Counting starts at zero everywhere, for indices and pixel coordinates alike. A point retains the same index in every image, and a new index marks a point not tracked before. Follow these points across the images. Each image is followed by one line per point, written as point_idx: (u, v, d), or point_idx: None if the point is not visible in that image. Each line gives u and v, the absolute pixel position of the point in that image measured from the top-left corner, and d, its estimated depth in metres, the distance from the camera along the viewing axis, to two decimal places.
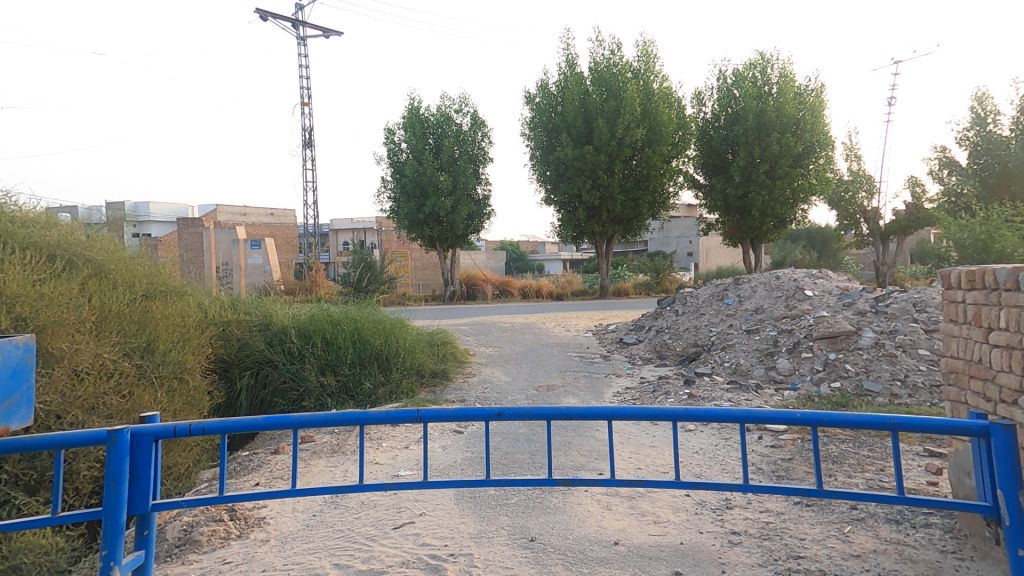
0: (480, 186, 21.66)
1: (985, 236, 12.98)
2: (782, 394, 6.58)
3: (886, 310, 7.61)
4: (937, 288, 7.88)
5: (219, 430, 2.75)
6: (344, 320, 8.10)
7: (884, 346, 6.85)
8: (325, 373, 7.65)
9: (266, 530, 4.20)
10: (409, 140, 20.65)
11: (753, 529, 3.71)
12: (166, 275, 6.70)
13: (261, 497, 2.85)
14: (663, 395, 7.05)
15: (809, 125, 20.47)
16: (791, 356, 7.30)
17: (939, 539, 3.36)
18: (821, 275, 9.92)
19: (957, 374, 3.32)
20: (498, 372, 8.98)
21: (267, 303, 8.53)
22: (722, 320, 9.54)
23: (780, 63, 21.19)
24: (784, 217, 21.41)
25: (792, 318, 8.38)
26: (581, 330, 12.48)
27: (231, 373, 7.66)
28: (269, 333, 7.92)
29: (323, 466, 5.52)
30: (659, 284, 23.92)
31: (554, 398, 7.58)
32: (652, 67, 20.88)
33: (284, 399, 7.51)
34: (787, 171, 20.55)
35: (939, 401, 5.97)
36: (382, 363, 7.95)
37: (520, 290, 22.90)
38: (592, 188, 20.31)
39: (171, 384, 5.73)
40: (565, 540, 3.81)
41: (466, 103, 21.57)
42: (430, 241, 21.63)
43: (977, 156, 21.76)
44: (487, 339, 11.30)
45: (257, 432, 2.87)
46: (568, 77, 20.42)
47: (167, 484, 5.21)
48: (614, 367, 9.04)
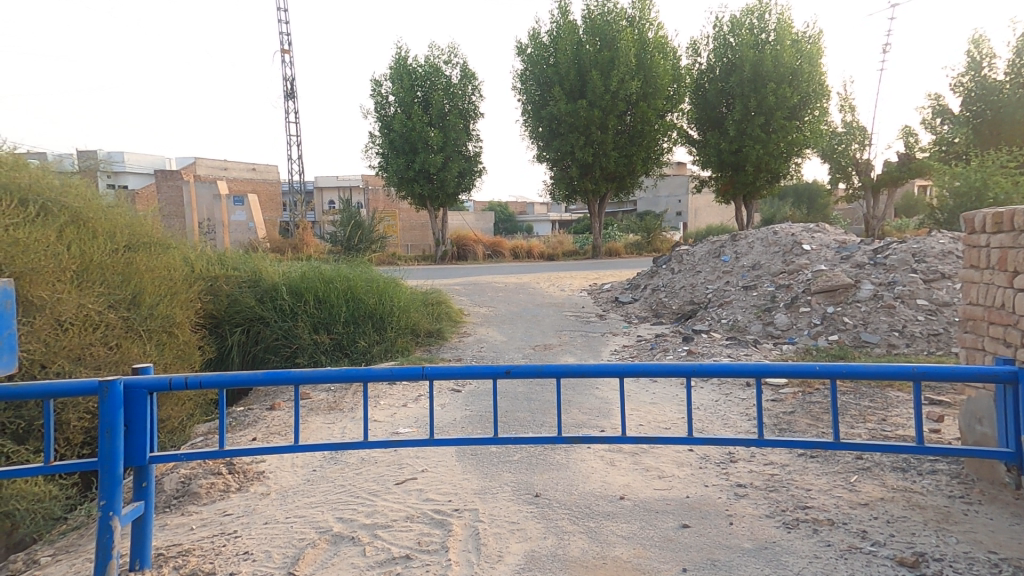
0: (470, 142, 21.05)
1: (979, 182, 12.99)
2: (781, 349, 6.59)
3: (884, 262, 7.58)
4: (936, 238, 7.82)
5: (216, 384, 2.63)
6: (335, 278, 7.90)
7: (883, 298, 6.83)
8: (318, 332, 7.50)
9: (266, 484, 4.14)
10: (396, 92, 19.84)
11: (758, 481, 3.72)
12: (150, 226, 6.42)
13: (262, 452, 2.75)
14: (662, 352, 7.04)
15: (806, 75, 20.00)
16: (789, 311, 7.30)
17: (947, 486, 3.39)
18: (818, 229, 9.82)
19: (975, 322, 3.26)
20: (494, 331, 8.90)
21: (257, 260, 8.32)
22: (719, 278, 9.49)
23: (779, 10, 20.47)
24: (778, 172, 21.12)
25: (789, 273, 8.33)
26: (575, 290, 12.39)
27: (221, 330, 7.47)
28: (258, 289, 7.72)
29: (321, 423, 5.44)
30: (651, 243, 23.88)
31: (551, 356, 7.55)
32: (648, 13, 20.05)
33: (276, 356, 7.38)
34: (782, 125, 20.15)
35: (937, 351, 6.01)
36: (376, 322, 7.81)
37: (511, 251, 22.65)
38: (585, 144, 19.85)
39: (160, 337, 5.53)
40: (571, 495, 3.79)
41: (455, 52, 20.59)
42: (420, 199, 21.16)
43: (971, 104, 21.59)
44: (481, 299, 11.17)
45: (256, 386, 2.77)
46: (561, 25, 19.57)
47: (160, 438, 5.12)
48: (611, 326, 9.01)
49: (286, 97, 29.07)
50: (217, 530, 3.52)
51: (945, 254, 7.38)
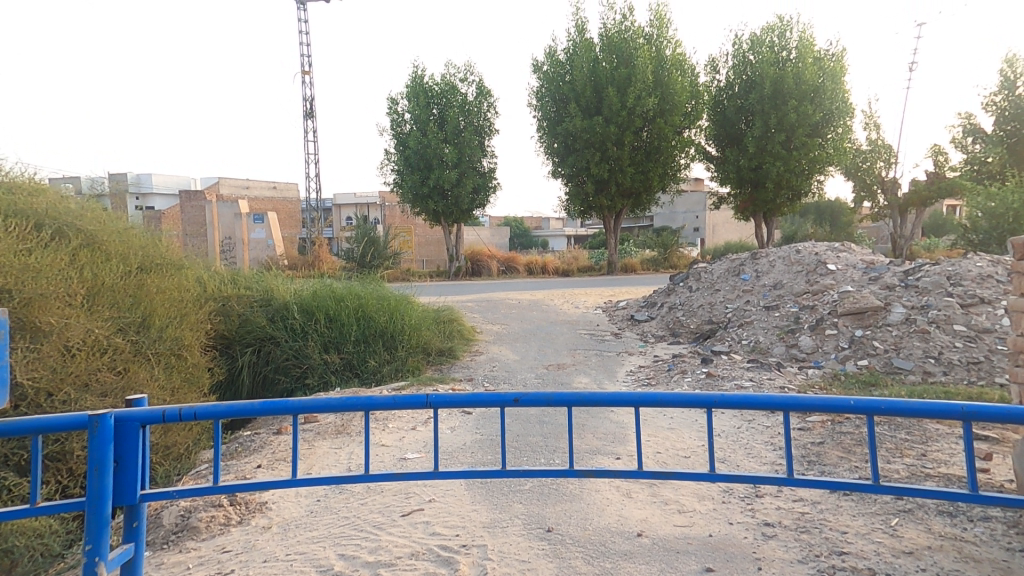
0: (486, 158, 21.13)
1: (1017, 204, 12.56)
2: (807, 373, 6.30)
3: (916, 285, 7.26)
4: (972, 260, 7.48)
5: (211, 416, 2.50)
6: (347, 296, 7.83)
7: (916, 323, 6.51)
8: (328, 351, 7.41)
9: (268, 516, 3.99)
10: (412, 110, 20.02)
11: (788, 520, 3.46)
12: (164, 248, 6.42)
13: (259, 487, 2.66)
14: (680, 374, 6.78)
15: (828, 92, 19.72)
16: (814, 334, 7.01)
17: (1003, 535, 3.09)
18: (844, 248, 9.51)
19: None
20: (507, 350, 8.72)
21: (269, 279, 8.31)
22: (739, 296, 9.21)
23: (800, 27, 20.28)
24: (799, 189, 20.75)
25: (813, 293, 8.04)
26: (590, 307, 12.18)
27: (232, 350, 7.42)
28: (270, 309, 7.69)
29: (328, 448, 5.29)
30: (668, 260, 23.61)
31: (565, 377, 7.33)
32: (665, 31, 20.02)
33: (286, 376, 7.30)
34: (803, 141, 19.84)
35: (978, 380, 5.67)
36: (387, 341, 7.70)
37: (526, 266, 22.55)
38: (601, 160, 19.77)
39: (168, 360, 5.47)
40: (585, 531, 3.56)
41: (471, 70, 20.74)
42: (435, 215, 21.23)
43: (1005, 122, 21.24)
44: (494, 316, 11.03)
45: (253, 417, 2.64)
46: (578, 43, 19.64)
47: (166, 466, 4.98)
48: (626, 345, 8.77)
49: (306, 115, 29.64)
50: (215, 568, 3.36)
51: (983, 278, 7.03)
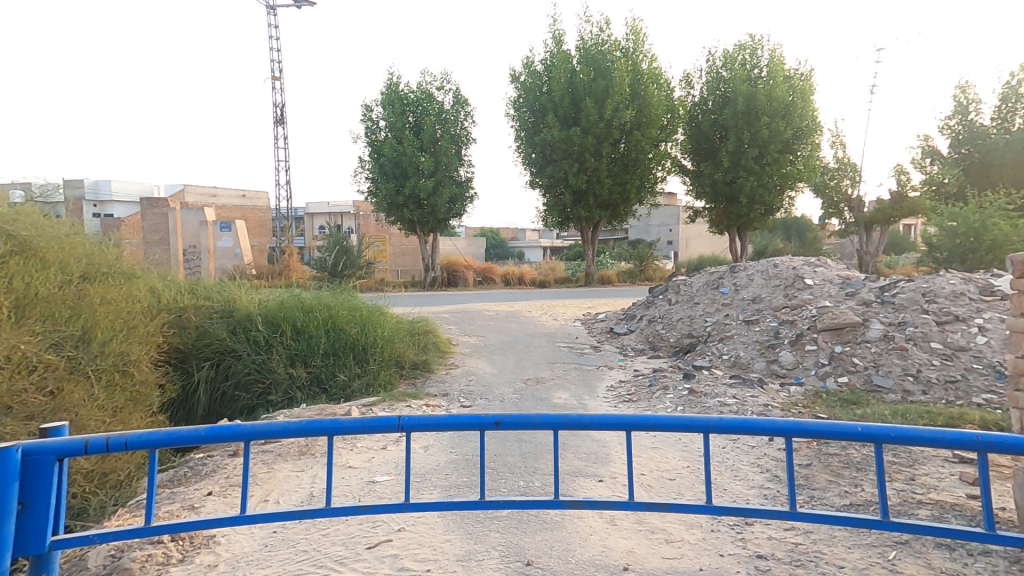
0: (463, 167, 20.92)
1: (978, 223, 12.97)
2: (789, 390, 6.19)
3: (892, 301, 7.30)
4: (945, 277, 7.58)
5: (146, 444, 2.21)
6: (315, 307, 7.46)
7: (894, 339, 6.50)
8: (294, 365, 7.00)
9: (215, 552, 3.60)
10: (388, 117, 19.71)
11: (781, 552, 3.27)
12: (112, 256, 5.97)
13: (198, 525, 2.48)
14: (661, 391, 6.58)
15: (798, 109, 20.17)
16: (794, 349, 6.95)
17: (1006, 572, 2.96)
18: (820, 263, 9.58)
19: None
20: (483, 363, 8.42)
21: (232, 290, 7.90)
22: (718, 310, 9.15)
23: (771, 46, 20.80)
24: (772, 204, 21.14)
25: (791, 308, 8.02)
26: (568, 319, 11.98)
27: (187, 364, 6.95)
28: (231, 320, 7.27)
29: (288, 471, 4.88)
30: (643, 272, 23.74)
31: (543, 392, 7.08)
32: (642, 45, 20.26)
33: (247, 393, 6.86)
34: (776, 157, 20.23)
35: (956, 399, 5.63)
36: (357, 354, 7.33)
37: (502, 277, 22.32)
38: (579, 171, 19.77)
39: (111, 377, 5.01)
40: (566, 565, 3.30)
41: (447, 78, 20.54)
42: (410, 224, 20.85)
43: (959, 146, 23.31)
44: (470, 327, 10.74)
45: (197, 445, 2.43)
46: (555, 55, 19.71)
47: (101, 496, 4.52)
48: (606, 358, 8.59)
49: (277, 119, 28.94)
50: None
51: (957, 295, 7.11)
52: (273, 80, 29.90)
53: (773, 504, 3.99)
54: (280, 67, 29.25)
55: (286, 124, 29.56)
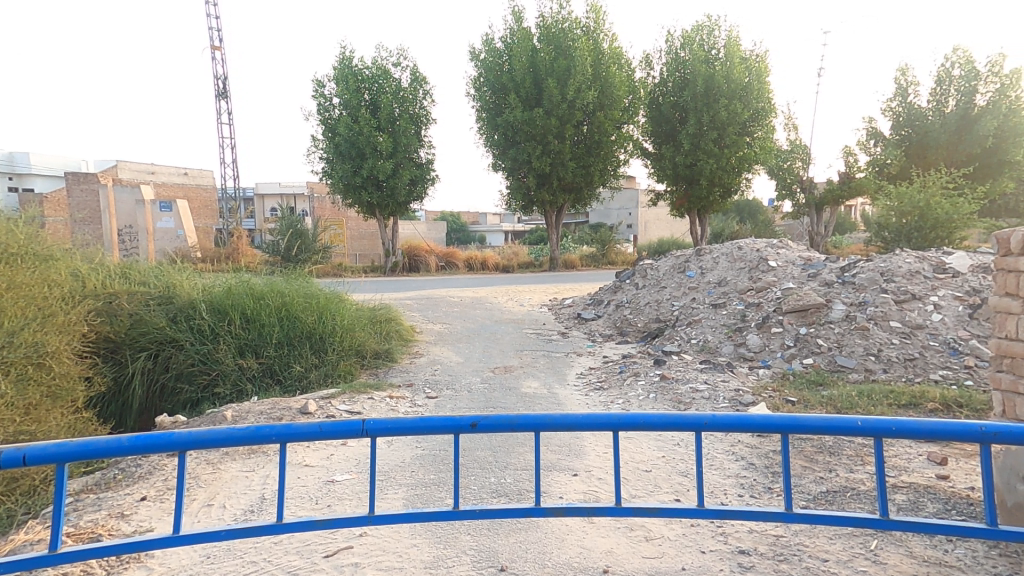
0: (423, 149, 20.24)
1: (923, 203, 13.54)
2: (757, 374, 6.21)
3: (853, 281, 7.45)
4: (901, 257, 7.79)
5: (51, 459, 2.00)
6: (267, 294, 6.95)
7: (856, 320, 6.60)
8: (243, 356, 6.48)
9: (148, 567, 3.22)
10: (341, 94, 18.76)
11: (763, 546, 3.19)
12: (26, 235, 5.30)
13: (116, 550, 2.12)
14: (632, 378, 6.48)
15: (755, 92, 20.44)
16: (761, 332, 6.99)
17: (986, 559, 2.96)
18: (782, 245, 9.73)
19: None
20: (449, 352, 8.13)
21: (172, 275, 7.28)
22: (684, 294, 9.17)
23: (728, 27, 20.96)
24: (730, 187, 21.55)
25: (757, 291, 8.09)
26: (535, 305, 11.80)
27: (121, 356, 6.35)
28: (171, 308, 6.69)
29: (237, 472, 4.46)
30: (606, 256, 23.85)
31: (512, 381, 6.86)
32: (602, 24, 19.99)
33: (191, 386, 6.32)
34: (734, 140, 20.54)
35: (915, 377, 5.76)
36: (315, 344, 6.88)
37: (465, 262, 21.91)
38: (543, 153, 19.47)
39: (23, 371, 4.45)
40: (543, 570, 3.10)
41: (404, 54, 19.67)
42: (368, 207, 20.09)
43: (900, 128, 24.60)
44: (434, 314, 10.39)
45: (123, 457, 2.09)
46: (515, 32, 19.22)
47: (10, 503, 4.00)
48: (574, 345, 8.46)
49: (220, 94, 27.15)
50: None
51: (913, 275, 7.31)
52: (213, 51, 27.96)
53: (751, 493, 3.91)
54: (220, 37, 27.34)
55: (229, 98, 27.75)
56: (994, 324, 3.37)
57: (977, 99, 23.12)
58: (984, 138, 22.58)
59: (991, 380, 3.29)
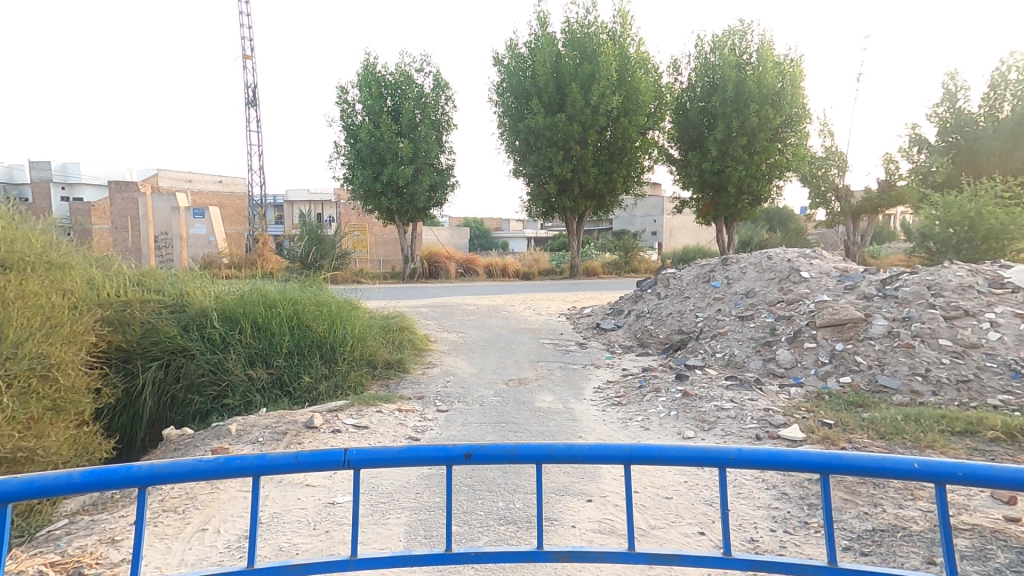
0: (443, 155, 20.20)
1: (973, 212, 12.72)
2: (789, 392, 5.77)
3: (895, 295, 6.94)
4: (950, 270, 7.24)
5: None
6: (279, 302, 6.83)
7: (899, 336, 6.11)
8: (253, 365, 6.36)
9: None
10: (364, 101, 18.86)
11: None
12: (42, 244, 5.28)
13: None
14: (652, 393, 6.11)
15: (788, 96, 19.75)
16: (792, 347, 6.55)
17: None
18: (815, 255, 9.23)
19: None
20: (462, 362, 7.88)
21: (187, 282, 7.25)
22: (709, 305, 8.75)
23: (760, 31, 20.36)
24: (759, 194, 20.88)
25: (788, 303, 7.64)
26: (553, 314, 11.48)
27: (132, 365, 6.30)
28: (183, 316, 6.63)
29: (235, 492, 4.27)
30: (628, 264, 23.39)
31: (526, 394, 6.57)
32: (629, 29, 19.64)
33: (200, 396, 6.22)
34: (764, 146, 19.91)
35: (970, 401, 5.25)
36: (325, 353, 6.72)
37: (485, 269, 21.74)
38: (564, 159, 19.22)
39: (26, 384, 4.36)
40: None
41: (428, 60, 19.67)
42: (388, 213, 20.12)
43: (947, 134, 23.48)
44: (449, 323, 10.17)
45: (75, 494, 1.87)
46: (540, 38, 19.04)
47: None
48: (592, 356, 8.13)
49: (249, 102, 27.73)
50: None
51: (963, 289, 6.77)
52: (243, 61, 28.59)
53: (785, 529, 3.52)
54: (250, 46, 27.91)
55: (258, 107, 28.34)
56: None
57: None
58: None
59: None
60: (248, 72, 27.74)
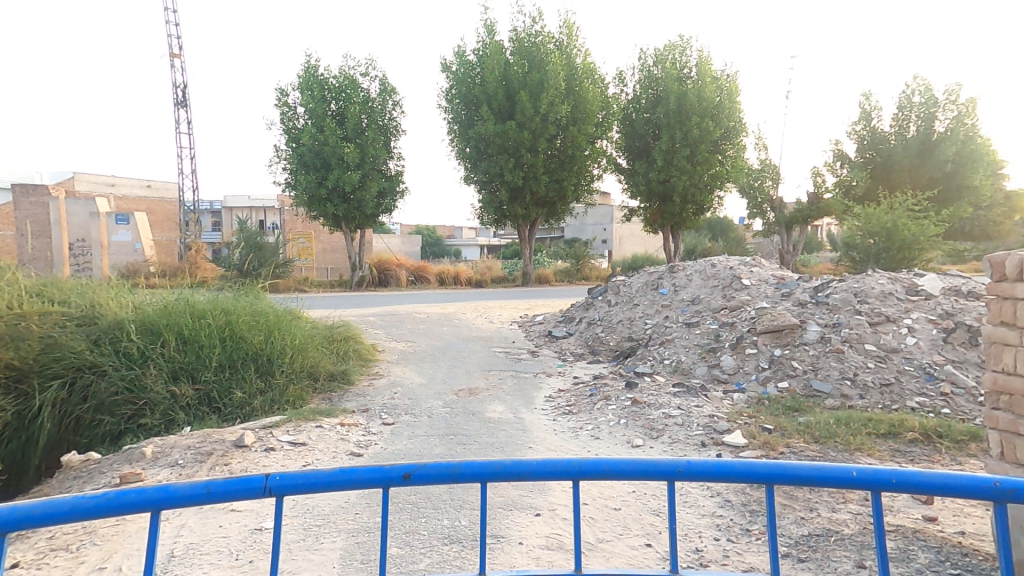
0: (391, 160, 19.81)
1: (890, 224, 13.69)
2: (732, 398, 5.91)
3: (827, 301, 7.29)
4: (874, 278, 7.70)
5: None
6: (208, 313, 6.37)
7: (831, 341, 6.39)
8: (177, 381, 5.86)
9: None
10: (306, 103, 18.22)
11: None
12: None
13: None
14: (602, 401, 6.10)
15: (726, 110, 20.68)
16: (735, 353, 6.73)
17: None
18: (755, 263, 9.61)
19: (1012, 397, 3.03)
20: (411, 372, 7.63)
21: (98, 293, 6.71)
22: (657, 312, 8.91)
23: (699, 47, 21.26)
24: (703, 204, 21.71)
25: (730, 309, 7.88)
26: (505, 321, 11.39)
27: (29, 385, 5.67)
28: (94, 329, 6.05)
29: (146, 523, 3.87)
30: (580, 271, 23.70)
31: (476, 404, 6.41)
32: (575, 40, 20.01)
33: (112, 417, 5.66)
34: (706, 157, 20.74)
35: (892, 404, 5.54)
36: (260, 366, 6.30)
37: (437, 276, 21.41)
38: (515, 167, 19.28)
39: None
40: None
41: (373, 64, 19.27)
42: (334, 219, 19.48)
43: (865, 150, 25.35)
44: (398, 332, 9.87)
45: None
46: (487, 45, 19.09)
47: None
48: (544, 364, 8.07)
49: (178, 102, 26.17)
50: None
51: (886, 295, 7.19)
52: (172, 58, 26.94)
53: (728, 537, 3.53)
54: (179, 45, 26.45)
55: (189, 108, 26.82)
56: (988, 355, 3.20)
57: (935, 126, 24.05)
58: (945, 163, 23.65)
59: (986, 418, 3.15)
60: (177, 71, 26.21)
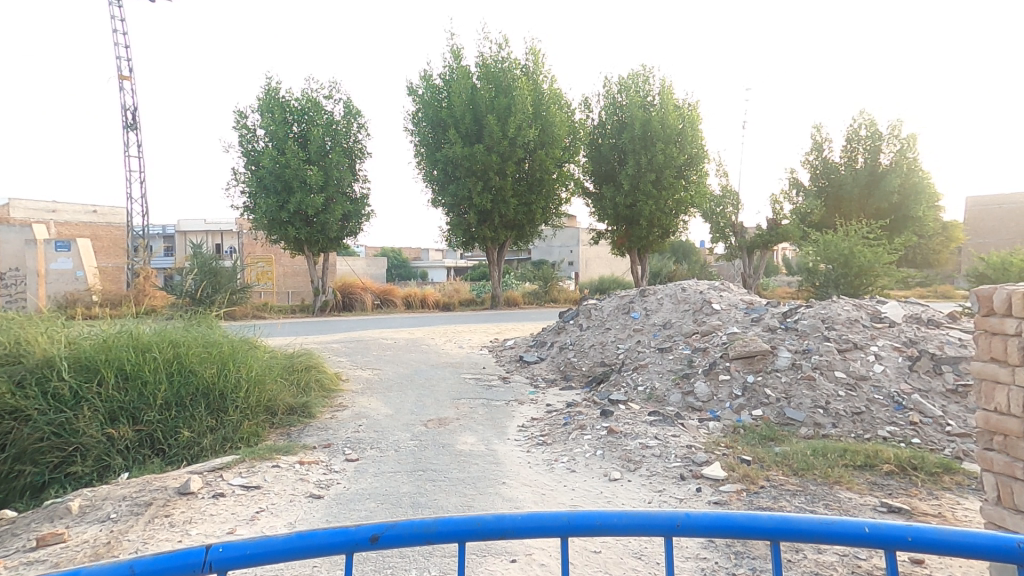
0: (357, 182, 19.52)
1: (847, 251, 14.20)
2: (708, 427, 5.83)
3: (796, 327, 7.39)
4: (838, 304, 7.88)
5: None
6: (155, 346, 5.90)
7: (802, 368, 6.44)
8: (115, 423, 5.35)
9: None
10: (267, 126, 17.75)
11: None
12: None
13: None
14: (577, 431, 5.92)
15: (689, 137, 21.34)
16: (708, 379, 6.70)
17: None
18: (723, 287, 9.73)
19: (1008, 437, 3.07)
20: (377, 403, 7.25)
21: (26, 328, 6.11)
22: (629, 336, 8.87)
23: (660, 76, 21.99)
24: (668, 227, 22.17)
25: (702, 334, 7.90)
26: (474, 346, 11.14)
27: None
28: (18, 368, 5.47)
29: None
30: (548, 293, 23.68)
31: (447, 436, 6.12)
32: (541, 67, 20.36)
33: (35, 467, 5.10)
34: (671, 182, 21.27)
35: (863, 433, 5.56)
36: (213, 402, 5.86)
37: (403, 299, 20.95)
38: (483, 189, 19.25)
39: None
40: None
41: (338, 86, 19.05)
42: (297, 243, 18.90)
43: (818, 178, 26.59)
44: (363, 360, 9.46)
45: None
46: (454, 70, 19.19)
47: None
48: (516, 391, 7.85)
49: (128, 125, 25.13)
50: None
51: (851, 322, 7.35)
52: (121, 77, 25.91)
53: None
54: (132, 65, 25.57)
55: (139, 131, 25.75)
56: (980, 393, 3.26)
57: (881, 158, 25.54)
58: (890, 194, 25.04)
59: (981, 459, 3.23)
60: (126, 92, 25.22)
